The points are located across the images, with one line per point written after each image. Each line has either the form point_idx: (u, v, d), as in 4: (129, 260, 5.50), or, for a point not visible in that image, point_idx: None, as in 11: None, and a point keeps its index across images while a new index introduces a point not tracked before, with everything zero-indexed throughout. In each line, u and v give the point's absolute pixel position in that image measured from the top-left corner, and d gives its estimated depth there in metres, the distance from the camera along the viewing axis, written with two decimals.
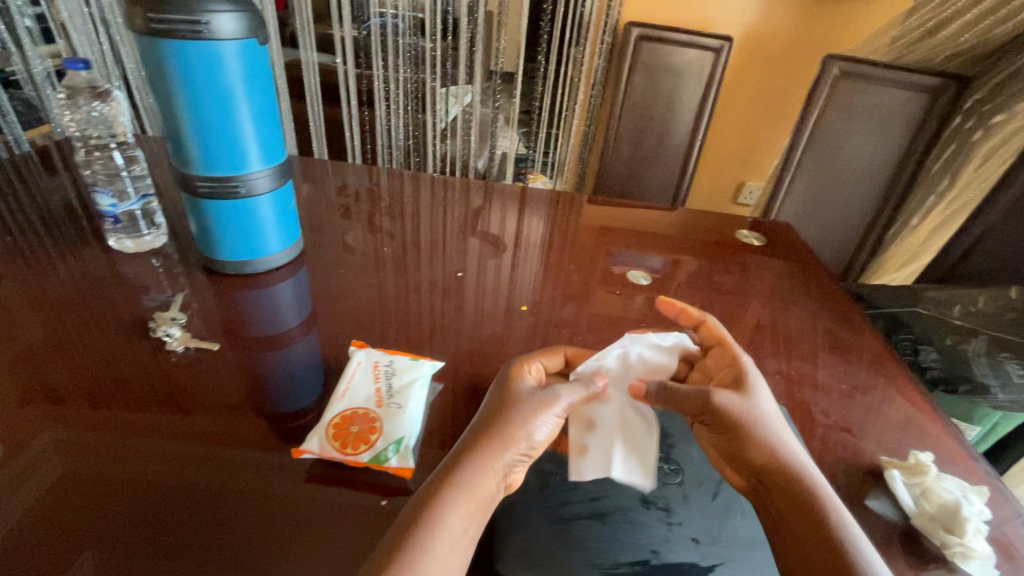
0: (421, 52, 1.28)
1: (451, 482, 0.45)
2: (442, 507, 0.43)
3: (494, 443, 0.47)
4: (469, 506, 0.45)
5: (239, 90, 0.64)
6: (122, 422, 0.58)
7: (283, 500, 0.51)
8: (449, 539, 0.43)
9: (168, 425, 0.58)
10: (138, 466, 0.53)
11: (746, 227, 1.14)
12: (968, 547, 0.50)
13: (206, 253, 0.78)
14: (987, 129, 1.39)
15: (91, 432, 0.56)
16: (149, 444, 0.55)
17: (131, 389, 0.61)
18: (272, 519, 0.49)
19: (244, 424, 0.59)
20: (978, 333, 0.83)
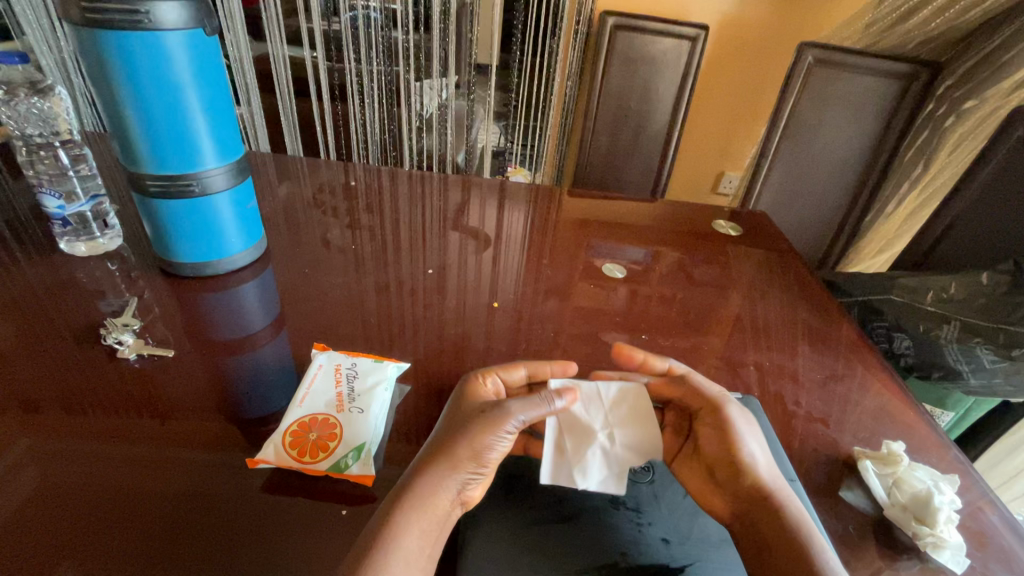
0: (394, 44, 1.22)
1: (405, 502, 0.44)
2: (397, 527, 0.42)
3: (446, 460, 0.46)
4: (424, 526, 0.44)
5: (188, 83, 0.62)
6: (79, 427, 0.55)
7: (262, 505, 0.49)
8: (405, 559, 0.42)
9: (129, 429, 0.55)
10: (95, 472, 0.51)
11: (723, 217, 1.14)
12: (939, 537, 0.49)
13: (163, 255, 0.75)
14: (959, 115, 1.39)
15: (74, 437, 0.54)
16: (107, 450, 0.53)
17: (112, 393, 0.59)
18: (269, 517, 0.48)
19: (222, 426, 0.57)
20: (949, 320, 0.81)
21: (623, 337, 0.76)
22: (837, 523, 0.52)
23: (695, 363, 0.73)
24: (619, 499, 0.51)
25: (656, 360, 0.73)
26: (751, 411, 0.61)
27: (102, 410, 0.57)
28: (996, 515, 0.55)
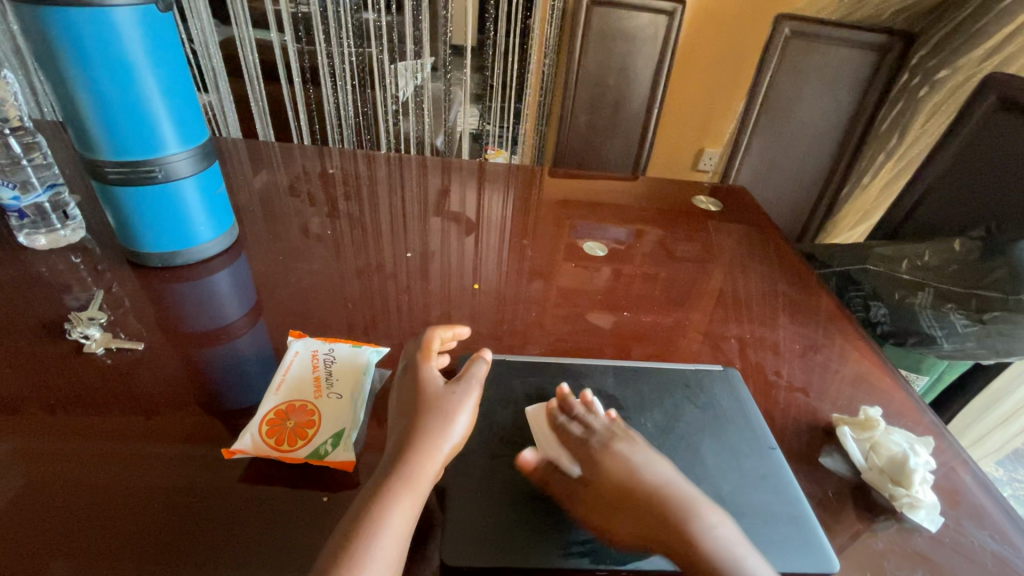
0: (365, 25, 1.20)
1: (389, 488, 0.43)
2: (384, 510, 0.42)
3: (421, 443, 0.46)
4: (412, 509, 0.43)
5: (143, 63, 0.59)
6: (54, 425, 0.54)
7: (243, 498, 0.48)
8: (395, 539, 0.41)
9: (106, 426, 0.54)
10: (73, 470, 0.49)
11: (703, 192, 1.14)
12: (915, 497, 0.50)
13: (129, 245, 0.72)
14: (933, 85, 1.44)
15: (46, 440, 0.52)
16: (83, 449, 0.51)
17: (81, 392, 0.57)
18: (252, 511, 0.47)
19: (198, 421, 0.55)
20: (923, 287, 0.82)
21: (605, 315, 0.76)
22: (817, 488, 0.53)
23: (678, 339, 0.73)
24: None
25: (640, 337, 0.73)
26: (732, 381, 0.61)
27: (79, 406, 0.56)
28: (969, 474, 0.56)
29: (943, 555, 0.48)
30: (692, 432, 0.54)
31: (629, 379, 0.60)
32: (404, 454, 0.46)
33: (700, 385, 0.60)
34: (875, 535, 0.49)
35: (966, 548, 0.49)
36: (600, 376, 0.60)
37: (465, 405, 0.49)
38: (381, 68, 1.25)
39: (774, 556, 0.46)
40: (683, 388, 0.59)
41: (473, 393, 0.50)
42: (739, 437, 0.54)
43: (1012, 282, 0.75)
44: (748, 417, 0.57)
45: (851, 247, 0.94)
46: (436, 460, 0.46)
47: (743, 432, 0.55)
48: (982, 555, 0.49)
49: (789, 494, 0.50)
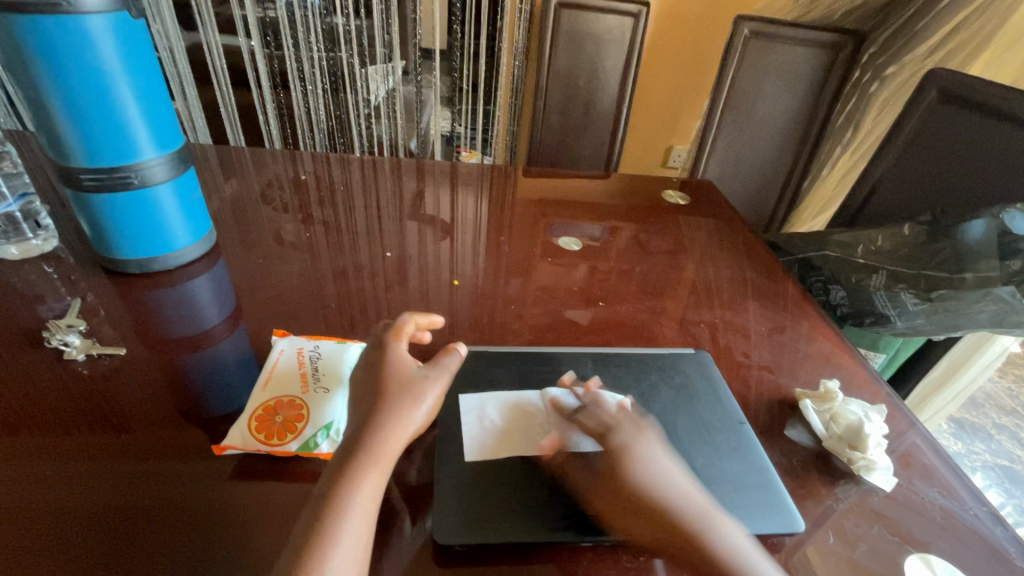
0: (335, 29, 1.21)
1: (353, 462, 0.44)
2: (352, 488, 0.42)
3: (387, 421, 0.46)
4: (378, 485, 0.44)
5: (116, 68, 0.59)
6: (16, 450, 0.52)
7: (229, 504, 0.48)
8: (362, 520, 0.42)
9: (74, 446, 0.53)
10: (40, 494, 0.48)
11: (672, 187, 1.18)
12: (870, 460, 0.54)
13: (105, 253, 0.72)
14: (882, 81, 1.52)
15: (14, 465, 0.50)
16: (58, 469, 0.50)
17: (51, 414, 0.55)
18: (240, 517, 0.47)
19: (178, 433, 0.54)
20: (877, 270, 0.87)
21: (582, 308, 0.79)
22: (783, 457, 0.56)
23: (651, 327, 0.77)
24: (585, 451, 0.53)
25: (615, 326, 0.76)
26: (703, 363, 0.65)
27: (43, 427, 0.54)
28: (919, 437, 0.61)
29: (897, 512, 0.52)
30: (666, 410, 0.57)
31: (606, 364, 0.62)
32: (371, 434, 0.45)
33: (674, 367, 0.63)
34: (835, 497, 0.53)
35: (917, 505, 0.53)
36: (580, 363, 0.62)
37: (433, 391, 0.49)
38: (352, 72, 1.27)
39: (744, 520, 0.49)
40: (657, 370, 0.62)
41: (443, 375, 0.51)
42: (710, 413, 0.58)
43: (956, 262, 0.80)
44: (718, 394, 0.60)
45: (811, 235, 0.99)
46: (402, 436, 0.46)
47: (714, 408, 0.58)
48: (931, 510, 0.53)
49: (756, 463, 0.53)
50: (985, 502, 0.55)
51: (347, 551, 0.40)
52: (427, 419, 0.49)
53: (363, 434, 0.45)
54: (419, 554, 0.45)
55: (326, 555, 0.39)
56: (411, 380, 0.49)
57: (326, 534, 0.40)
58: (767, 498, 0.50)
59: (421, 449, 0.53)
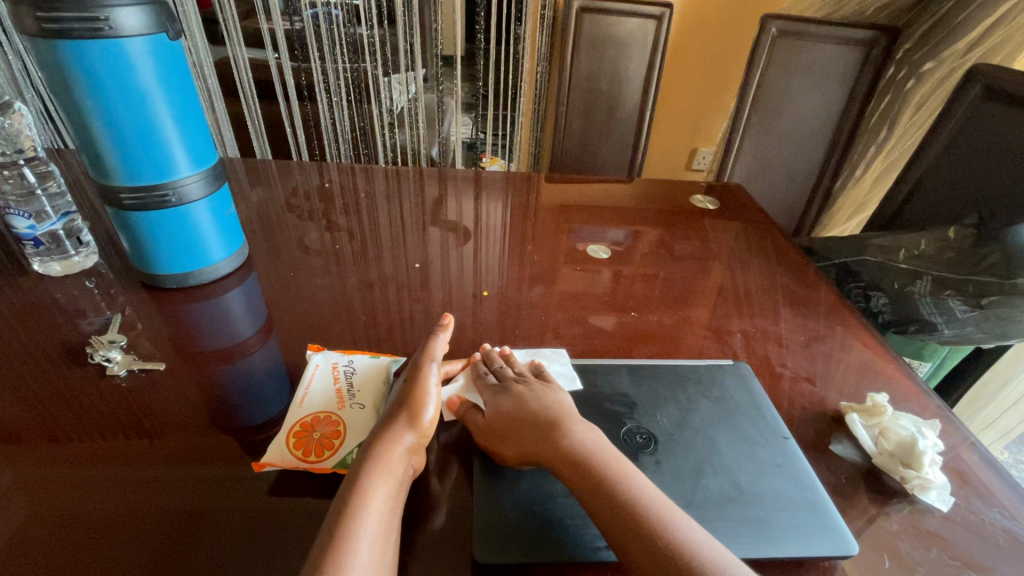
0: (359, 41, 1.22)
1: (364, 469, 0.46)
2: (364, 491, 0.44)
3: (388, 432, 0.49)
4: (389, 491, 0.46)
5: (154, 89, 0.60)
6: (61, 454, 0.53)
7: (265, 512, 0.48)
8: (374, 525, 0.43)
9: (118, 451, 0.54)
10: (85, 497, 0.49)
11: (700, 191, 1.16)
12: (925, 478, 0.52)
13: (143, 269, 0.73)
14: (919, 78, 1.47)
15: (57, 468, 0.52)
16: (99, 473, 0.51)
17: (92, 419, 0.57)
18: (274, 523, 0.47)
19: (213, 441, 0.55)
20: (921, 275, 0.83)
21: (612, 317, 0.78)
22: (830, 474, 0.54)
23: (683, 336, 0.75)
24: None
25: (647, 336, 0.75)
26: (743, 376, 0.63)
27: (84, 433, 0.55)
28: (975, 454, 0.58)
29: (955, 533, 0.49)
30: (708, 425, 0.55)
31: (643, 377, 0.60)
32: (377, 444, 0.48)
33: (713, 380, 0.61)
34: (888, 517, 0.50)
35: (978, 526, 0.50)
36: (616, 374, 0.61)
37: (430, 397, 0.53)
38: (376, 83, 1.26)
39: (795, 541, 0.46)
40: (695, 383, 0.61)
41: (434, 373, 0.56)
42: (752, 428, 0.56)
43: (1006, 268, 0.77)
44: (762, 410, 0.58)
45: (847, 240, 0.96)
46: (403, 442, 0.49)
47: (759, 424, 0.56)
48: (993, 532, 0.50)
49: (805, 481, 0.51)
50: None
51: (369, 548, 0.41)
52: (426, 426, 0.52)
53: (370, 446, 0.48)
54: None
55: (348, 551, 0.40)
56: (403, 394, 0.53)
57: (340, 541, 0.41)
58: (820, 513, 0.49)
59: (456, 468, 0.53)
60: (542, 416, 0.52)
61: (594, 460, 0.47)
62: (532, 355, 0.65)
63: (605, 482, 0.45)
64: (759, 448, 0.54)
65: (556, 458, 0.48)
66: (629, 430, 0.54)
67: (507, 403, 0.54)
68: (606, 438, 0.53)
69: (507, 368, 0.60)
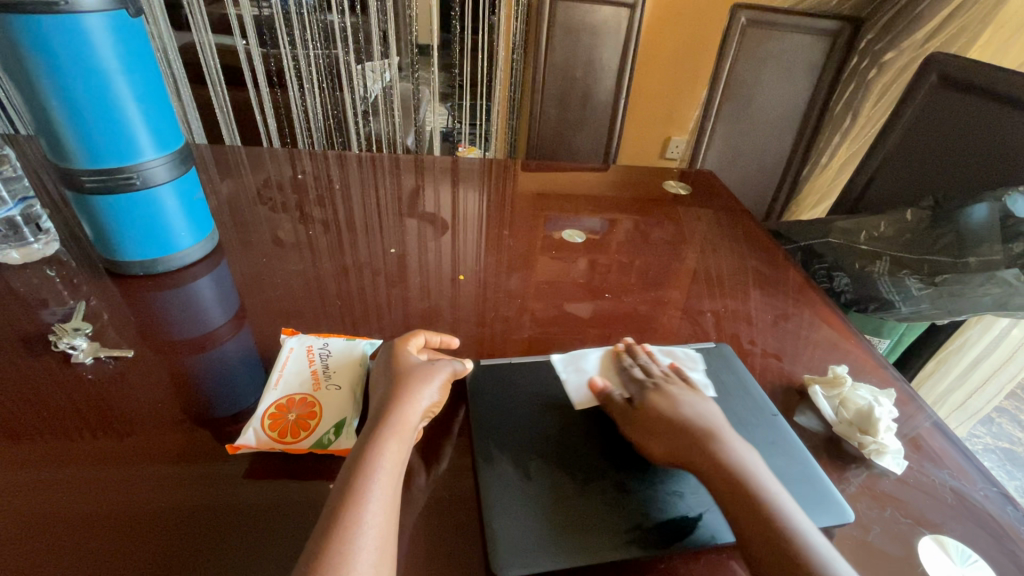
0: (330, 27, 1.18)
1: (378, 433, 0.47)
2: (375, 454, 0.46)
3: (400, 397, 0.51)
4: (399, 451, 0.47)
5: (114, 68, 0.59)
6: (27, 456, 0.51)
7: (248, 508, 0.48)
8: (388, 484, 0.44)
9: (87, 451, 0.52)
10: (57, 499, 0.48)
11: (673, 178, 1.18)
12: (881, 443, 0.54)
13: (107, 255, 0.71)
14: (881, 67, 1.51)
15: (24, 471, 0.50)
16: (69, 475, 0.50)
17: (58, 419, 0.55)
18: (258, 517, 0.47)
19: (186, 437, 0.54)
20: (881, 256, 0.87)
21: (587, 301, 0.79)
22: None
23: (655, 317, 0.77)
24: (621, 460, 0.51)
25: (621, 318, 0.76)
26: (726, 357, 0.65)
27: (52, 433, 0.54)
28: (928, 421, 0.61)
29: (908, 494, 0.52)
30: None
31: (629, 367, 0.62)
32: (389, 408, 0.50)
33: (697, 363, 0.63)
34: (846, 481, 0.53)
35: (928, 486, 0.54)
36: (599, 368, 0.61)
37: (438, 376, 0.54)
38: (348, 70, 1.23)
39: None
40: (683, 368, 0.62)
41: (446, 367, 0.55)
42: (742, 408, 0.58)
43: (959, 246, 0.80)
44: (748, 389, 0.60)
45: (813, 223, 1.00)
46: (418, 406, 0.51)
47: (745, 403, 0.58)
48: (942, 491, 0.53)
49: (796, 456, 0.53)
50: (994, 482, 0.55)
51: (379, 503, 0.43)
52: (437, 399, 0.53)
53: (380, 410, 0.50)
54: (436, 549, 0.45)
55: (359, 508, 0.42)
56: (421, 365, 0.55)
57: (356, 497, 0.42)
58: (810, 485, 0.51)
59: (437, 449, 0.53)
60: (697, 422, 0.50)
61: (736, 472, 0.45)
62: (671, 352, 0.64)
63: (745, 493, 0.44)
64: (753, 428, 0.55)
65: (713, 469, 0.46)
66: None
67: (661, 402, 0.53)
68: (603, 432, 0.54)
69: (651, 366, 0.59)
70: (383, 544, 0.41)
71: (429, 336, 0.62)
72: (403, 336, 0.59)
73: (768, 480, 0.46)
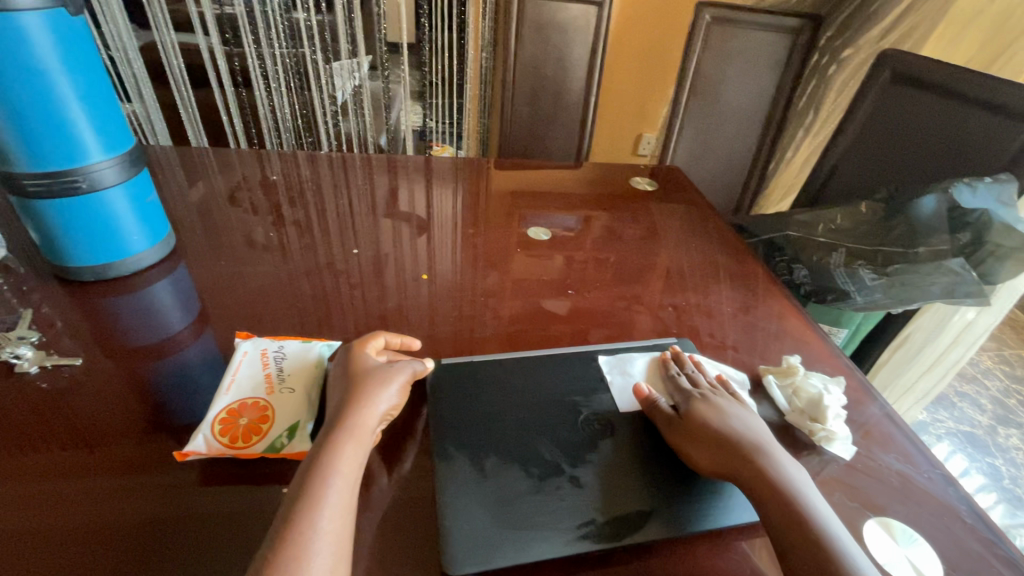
0: (296, 26, 1.16)
1: (335, 437, 0.47)
2: (331, 459, 0.45)
3: (358, 400, 0.50)
4: (356, 454, 0.47)
5: (56, 68, 0.57)
6: None
7: (200, 516, 0.47)
8: (345, 487, 0.44)
9: (31, 464, 0.51)
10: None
11: (641, 174, 1.20)
12: (830, 430, 0.56)
13: (55, 261, 0.69)
14: (840, 63, 1.54)
15: None
16: (11, 489, 0.48)
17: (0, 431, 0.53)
18: (210, 525, 0.46)
19: (136, 446, 0.53)
20: (837, 248, 0.90)
21: (551, 298, 0.80)
22: None
23: (619, 313, 0.78)
24: (577, 457, 0.52)
25: (584, 314, 0.77)
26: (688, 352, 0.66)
27: None
28: (879, 408, 0.63)
29: (856, 479, 0.54)
30: None
31: (588, 364, 0.63)
32: (347, 412, 0.49)
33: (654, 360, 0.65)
34: None
35: (875, 471, 0.55)
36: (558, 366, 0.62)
37: (398, 378, 0.54)
38: (317, 69, 1.22)
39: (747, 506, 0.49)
40: (641, 365, 0.63)
41: (406, 369, 0.55)
42: None
43: (910, 237, 0.82)
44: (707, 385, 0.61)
45: (774, 217, 1.02)
46: (375, 410, 0.50)
47: None
48: (889, 475, 0.55)
49: None
50: (937, 465, 0.57)
51: (335, 507, 0.43)
52: (397, 401, 0.53)
53: (337, 414, 0.49)
54: (390, 549, 0.45)
55: (314, 515, 0.41)
56: (380, 367, 0.55)
57: (310, 501, 0.42)
58: None
59: (394, 451, 0.53)
60: (745, 435, 0.51)
61: (783, 485, 0.46)
62: (717, 365, 0.65)
63: (789, 505, 0.45)
64: None
65: (760, 481, 0.47)
66: (586, 419, 0.55)
67: (707, 412, 0.54)
68: (560, 428, 0.54)
69: (698, 376, 0.60)
70: (337, 547, 0.41)
71: (389, 337, 0.61)
72: (361, 338, 0.59)
73: (812, 496, 0.46)
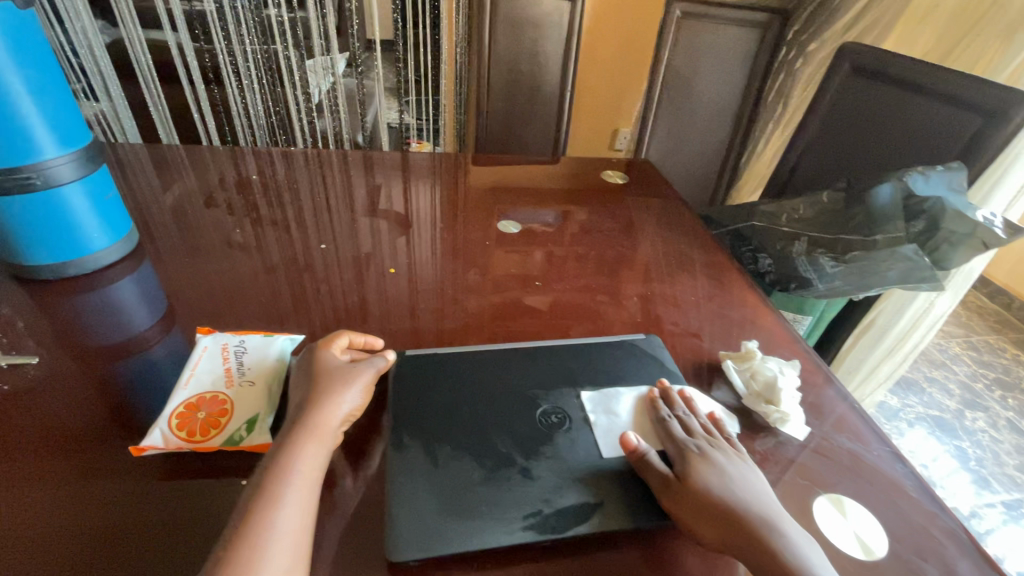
0: (266, 21, 1.14)
1: (296, 436, 0.47)
2: (291, 457, 0.45)
3: (320, 399, 0.50)
4: (318, 453, 0.47)
5: (5, 62, 0.56)
6: None
7: (155, 511, 0.47)
8: (305, 486, 0.44)
9: None
10: None
11: (612, 168, 1.21)
12: (783, 412, 0.58)
13: (11, 259, 0.68)
14: (806, 57, 1.57)
15: None
16: None
17: None
18: (166, 519, 0.46)
19: (93, 443, 0.52)
20: (799, 237, 0.92)
21: (519, 290, 0.81)
22: None
23: (587, 304, 0.79)
24: (534, 446, 0.52)
25: (550, 305, 0.78)
26: (655, 347, 0.67)
27: None
28: (834, 390, 0.65)
29: (806, 458, 0.56)
30: (615, 393, 0.59)
31: (551, 355, 0.64)
32: (308, 411, 0.49)
33: (617, 351, 0.66)
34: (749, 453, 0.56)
35: (826, 450, 0.57)
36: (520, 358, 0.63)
37: (362, 378, 0.54)
38: (289, 66, 1.19)
39: None
40: (604, 356, 0.65)
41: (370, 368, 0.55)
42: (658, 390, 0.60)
43: (869, 225, 0.85)
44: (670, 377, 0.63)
45: (740, 208, 1.04)
46: (339, 410, 0.51)
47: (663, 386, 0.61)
48: (840, 454, 0.57)
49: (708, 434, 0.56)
50: (888, 443, 0.59)
51: (295, 505, 0.43)
52: (360, 402, 0.53)
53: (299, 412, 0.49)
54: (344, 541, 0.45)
55: (271, 511, 0.42)
56: (343, 366, 0.55)
57: (269, 499, 0.42)
58: None
59: (353, 445, 0.53)
60: (751, 504, 0.46)
61: (797, 570, 0.42)
62: (704, 398, 0.60)
63: None
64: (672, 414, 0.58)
65: (770, 562, 0.43)
66: (544, 411, 0.56)
67: (707, 473, 0.49)
68: (520, 418, 0.55)
69: (691, 420, 0.55)
70: (296, 544, 0.41)
71: (354, 335, 0.61)
72: (327, 336, 0.59)
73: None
